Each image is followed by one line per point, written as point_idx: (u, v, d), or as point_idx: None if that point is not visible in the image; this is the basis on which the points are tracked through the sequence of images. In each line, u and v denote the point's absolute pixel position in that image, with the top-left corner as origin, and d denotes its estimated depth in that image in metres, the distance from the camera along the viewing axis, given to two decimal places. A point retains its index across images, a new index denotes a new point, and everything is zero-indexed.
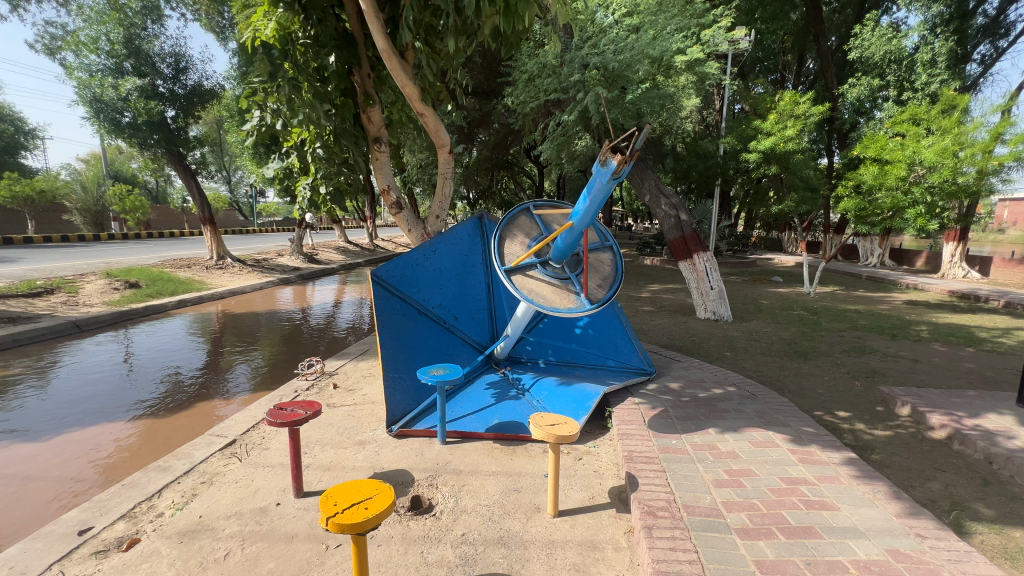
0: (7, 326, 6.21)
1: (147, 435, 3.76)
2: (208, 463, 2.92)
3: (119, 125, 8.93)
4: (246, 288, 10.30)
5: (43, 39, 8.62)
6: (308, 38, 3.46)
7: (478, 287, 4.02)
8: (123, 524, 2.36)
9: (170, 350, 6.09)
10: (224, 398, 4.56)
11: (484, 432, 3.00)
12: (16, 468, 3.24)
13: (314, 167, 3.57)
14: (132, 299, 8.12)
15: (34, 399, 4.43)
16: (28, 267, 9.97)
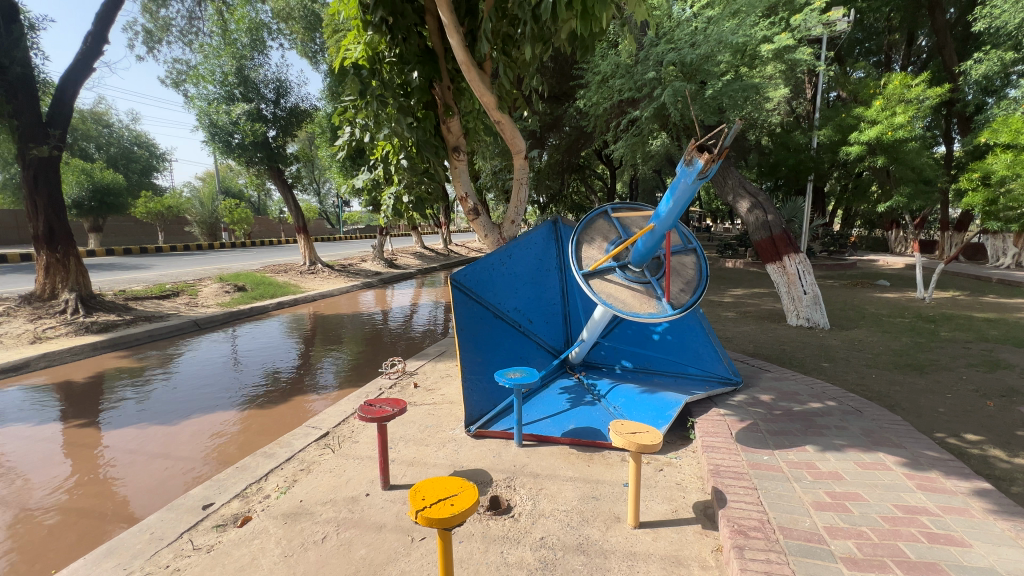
0: (142, 323, 7.18)
1: (250, 425, 4.17)
2: (306, 451, 3.18)
3: (230, 146, 10.04)
4: (334, 292, 11.13)
5: (172, 75, 9.94)
6: (394, 57, 3.66)
7: (553, 291, 4.02)
8: (237, 502, 2.64)
9: (268, 348, 6.69)
10: (314, 393, 4.95)
11: (560, 437, 2.99)
12: (149, 449, 3.72)
13: (397, 177, 3.75)
14: (240, 301, 9.08)
15: (161, 389, 5.06)
16: (158, 273, 11.49)
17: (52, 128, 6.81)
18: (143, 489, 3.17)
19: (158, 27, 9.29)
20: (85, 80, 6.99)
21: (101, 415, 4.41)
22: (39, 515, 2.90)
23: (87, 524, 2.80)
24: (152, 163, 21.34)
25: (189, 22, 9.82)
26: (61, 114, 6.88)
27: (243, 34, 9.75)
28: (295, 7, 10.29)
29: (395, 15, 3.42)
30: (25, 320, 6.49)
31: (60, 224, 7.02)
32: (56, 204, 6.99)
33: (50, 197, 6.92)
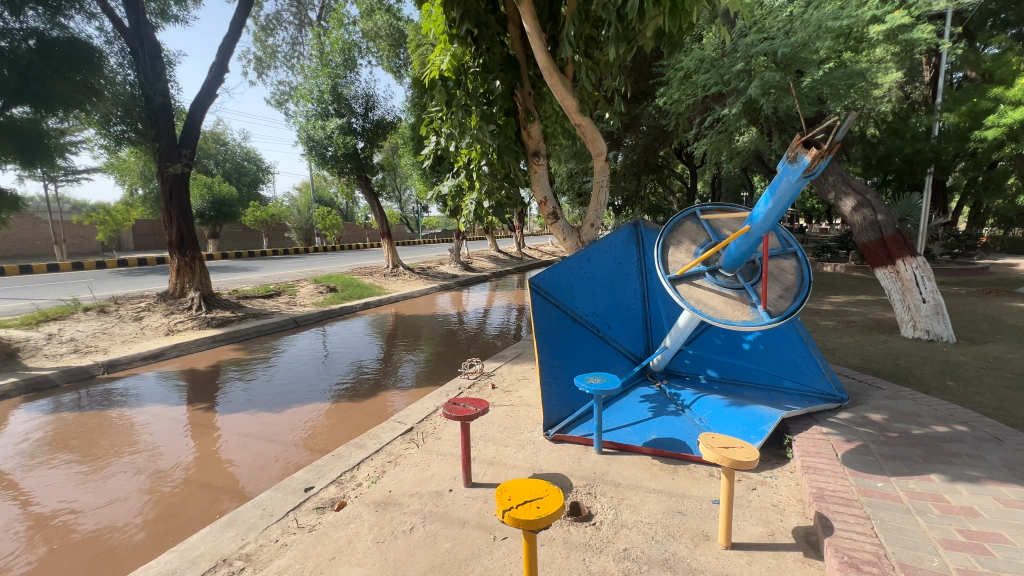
0: (251, 320, 8.01)
1: (341, 417, 4.49)
2: (393, 445, 3.36)
3: (325, 158, 10.92)
4: (414, 293, 11.68)
5: (277, 95, 11.03)
6: (478, 67, 3.77)
7: (633, 296, 3.92)
8: (334, 487, 2.85)
9: (354, 346, 7.15)
10: (396, 390, 5.21)
11: (642, 446, 2.90)
12: (256, 433, 4.14)
13: (479, 184, 3.85)
14: (332, 301, 9.82)
15: (265, 379, 5.60)
16: (263, 274, 12.77)
17: (184, 149, 7.84)
18: (255, 469, 3.53)
19: (267, 54, 10.37)
20: (210, 106, 7.97)
21: (217, 401, 4.97)
22: (173, 485, 3.33)
23: (211, 498, 3.16)
24: (259, 176, 23.79)
25: (292, 48, 10.88)
26: (192, 136, 7.90)
27: (337, 55, 10.59)
28: (383, 26, 10.98)
29: (479, 27, 3.51)
30: (161, 315, 7.51)
31: (189, 232, 8.03)
32: (186, 214, 8.00)
33: (182, 209, 7.94)
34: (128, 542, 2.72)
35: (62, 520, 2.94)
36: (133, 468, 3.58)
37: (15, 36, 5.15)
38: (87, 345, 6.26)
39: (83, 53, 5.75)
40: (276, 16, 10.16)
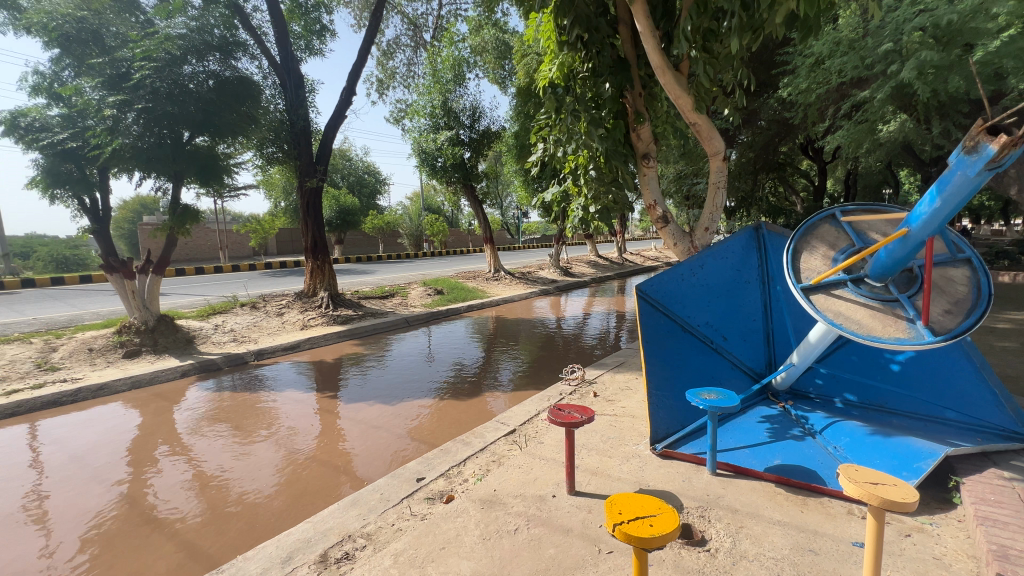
0: (369, 318, 8.80)
1: (445, 414, 4.72)
2: (496, 445, 3.46)
3: (435, 169, 11.65)
4: (515, 297, 11.94)
5: (395, 113, 12.04)
6: (587, 72, 3.76)
7: (752, 305, 3.60)
8: (443, 480, 3.01)
9: (456, 346, 7.50)
10: (496, 391, 5.36)
11: (763, 472, 2.64)
12: (373, 423, 4.52)
13: (586, 188, 3.82)
14: (439, 303, 10.43)
15: (377, 373, 6.10)
16: (380, 277, 13.97)
17: (319, 165, 8.89)
18: (370, 456, 3.85)
19: (387, 76, 11.41)
20: (340, 126, 8.95)
21: (339, 390, 5.52)
22: (305, 463, 3.76)
23: (335, 478, 3.52)
24: (377, 187, 26.12)
25: (408, 69, 11.82)
26: (326, 154, 8.93)
27: (448, 72, 11.26)
28: (489, 40, 11.45)
29: (589, 31, 3.50)
30: (298, 311, 8.57)
31: (322, 238, 9.05)
32: (320, 223, 9.03)
33: (316, 218, 8.99)
34: (271, 509, 3.12)
35: (222, 482, 3.48)
36: (274, 444, 4.12)
37: (200, 77, 6.29)
38: (243, 335, 7.36)
39: (246, 88, 6.85)
40: (395, 40, 11.12)
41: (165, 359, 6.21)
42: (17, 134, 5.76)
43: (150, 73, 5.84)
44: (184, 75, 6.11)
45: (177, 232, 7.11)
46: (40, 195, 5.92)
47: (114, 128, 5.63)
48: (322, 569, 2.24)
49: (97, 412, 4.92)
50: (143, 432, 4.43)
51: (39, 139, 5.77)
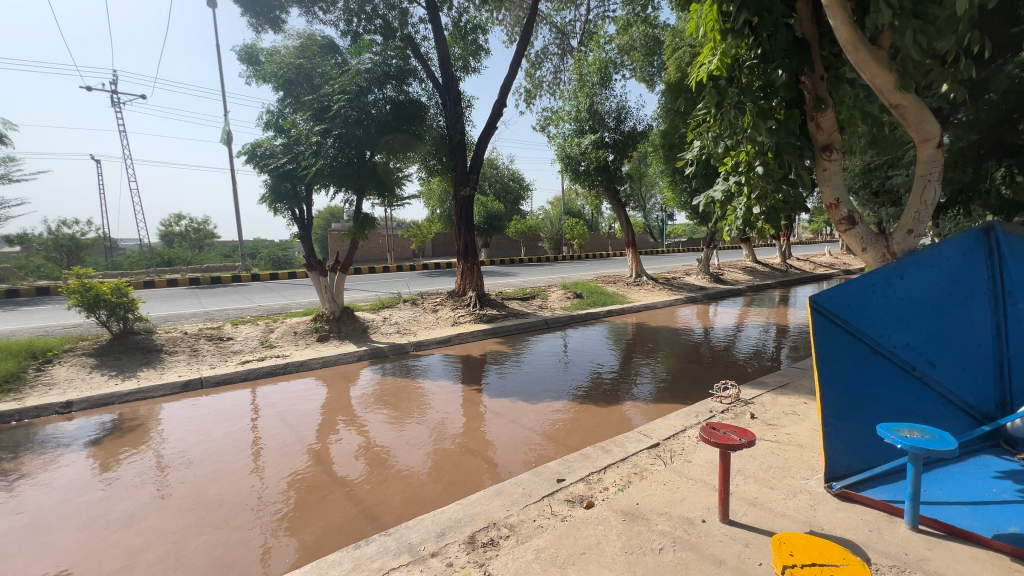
0: (512, 318, 9.22)
1: (582, 417, 4.72)
2: (638, 457, 3.34)
3: (578, 172, 11.71)
4: (657, 304, 11.38)
5: (541, 121, 12.44)
6: (755, 59, 3.41)
7: (971, 326, 2.89)
8: (583, 485, 3.01)
9: (594, 351, 7.44)
10: (636, 400, 5.17)
11: (993, 540, 2.07)
12: (514, 418, 4.72)
13: (749, 187, 3.48)
14: (578, 306, 10.44)
15: (518, 371, 6.37)
16: (522, 279, 14.55)
17: (472, 174, 9.60)
18: (510, 449, 4.03)
19: (535, 86, 11.85)
20: (492, 136, 9.56)
21: (484, 384, 5.89)
22: (452, 447, 4.09)
23: (479, 466, 3.76)
24: (521, 193, 27.23)
25: (555, 76, 12.12)
26: (478, 163, 9.62)
27: (594, 74, 11.22)
28: (638, 38, 11.12)
29: (760, 13, 3.13)
30: (450, 309, 9.38)
31: (472, 242, 9.75)
32: (471, 228, 9.74)
33: (468, 224, 9.72)
34: (425, 486, 3.46)
35: (385, 455, 3.98)
36: (428, 427, 4.57)
37: (380, 103, 7.29)
38: (405, 327, 8.33)
39: (414, 108, 7.72)
40: (543, 50, 11.48)
41: (346, 345, 7.33)
42: (254, 161, 7.37)
43: (344, 103, 6.97)
44: (368, 103, 7.16)
45: (359, 237, 8.30)
46: (267, 208, 7.49)
47: (318, 152, 6.86)
48: (470, 550, 2.42)
49: (300, 384, 6.04)
50: (329, 404, 5.30)
51: (268, 164, 7.31)
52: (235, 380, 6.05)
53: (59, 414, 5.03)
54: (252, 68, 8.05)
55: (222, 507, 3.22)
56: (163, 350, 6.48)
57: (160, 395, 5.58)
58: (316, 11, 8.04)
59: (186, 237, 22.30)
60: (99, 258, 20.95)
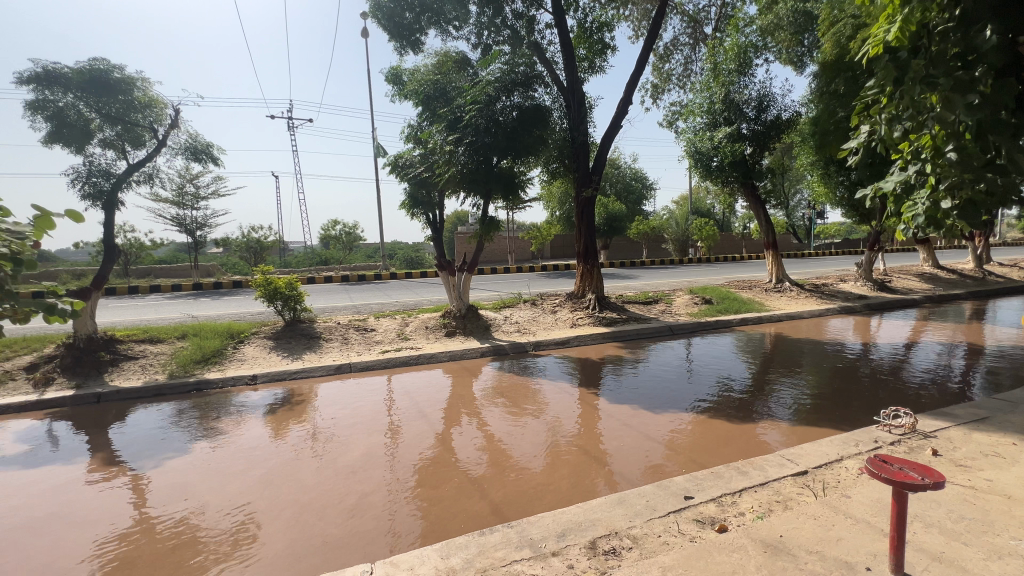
0: (633, 322, 8.91)
1: (710, 431, 4.37)
2: (781, 483, 2.99)
3: (710, 169, 10.86)
4: (802, 314, 10.07)
5: (668, 116, 11.84)
6: (951, 23, 2.85)
7: None
8: (714, 506, 2.78)
9: (722, 361, 6.85)
10: (774, 419, 4.64)
11: None
12: (634, 425, 4.56)
13: (935, 176, 2.90)
14: (707, 313, 9.69)
15: (637, 377, 6.14)
16: (643, 283, 13.98)
17: (595, 175, 9.48)
18: (629, 456, 3.90)
19: (663, 80, 11.32)
20: (616, 136, 9.35)
21: (601, 387, 5.79)
22: (568, 447, 4.09)
23: (596, 470, 3.69)
24: (643, 193, 26.19)
25: (685, 68, 11.43)
26: (601, 164, 9.48)
27: (731, 61, 10.31)
28: (785, 16, 9.96)
29: None
30: (568, 310, 9.39)
31: (592, 244, 9.64)
32: (592, 230, 9.63)
33: (589, 226, 9.64)
34: (541, 483, 3.50)
35: (503, 449, 4.11)
36: (544, 425, 4.62)
37: (507, 110, 7.59)
38: (525, 327, 8.54)
39: (540, 113, 7.90)
40: (673, 42, 10.90)
41: (471, 341, 7.76)
42: (397, 171, 8.18)
43: (475, 113, 7.38)
44: (496, 111, 7.51)
45: (485, 239, 8.77)
46: (406, 213, 8.26)
47: (450, 160, 7.35)
48: (591, 555, 2.39)
49: (429, 375, 6.54)
50: (454, 395, 5.66)
51: (408, 173, 8.06)
52: (376, 367, 6.79)
53: (247, 385, 6.13)
54: (397, 88, 8.97)
55: (362, 479, 3.61)
56: (321, 336, 7.52)
57: (318, 375, 6.49)
58: (450, 29, 8.67)
59: (339, 240, 25.59)
60: (276, 258, 25.03)
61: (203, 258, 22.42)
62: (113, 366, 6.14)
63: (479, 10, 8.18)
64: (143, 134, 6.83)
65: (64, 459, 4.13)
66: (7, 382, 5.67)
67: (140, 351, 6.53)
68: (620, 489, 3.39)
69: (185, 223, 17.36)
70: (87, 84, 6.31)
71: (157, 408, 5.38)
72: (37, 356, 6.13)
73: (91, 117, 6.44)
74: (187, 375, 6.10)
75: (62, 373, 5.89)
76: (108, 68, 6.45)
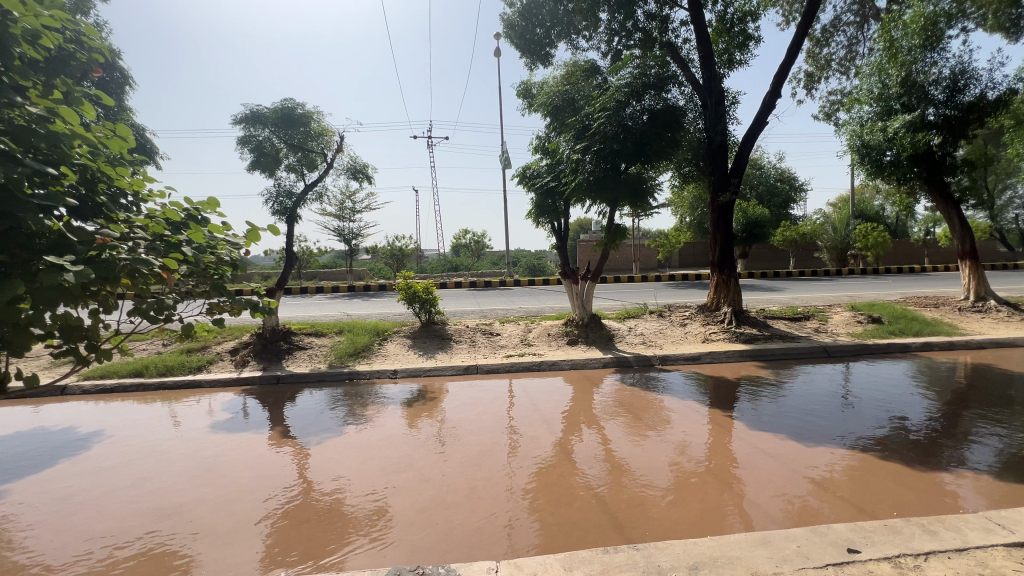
0: (778, 341, 7.95)
1: (878, 474, 3.68)
2: (988, 554, 2.40)
3: (881, 165, 9.37)
4: (1015, 340, 8.01)
5: (825, 107, 10.46)
6: None
7: None
8: (889, 566, 2.34)
9: (894, 391, 5.77)
10: (970, 468, 3.76)
11: None
12: (777, 454, 4.05)
13: None
14: (875, 333, 8.24)
15: (781, 401, 5.47)
16: (790, 296, 12.42)
17: (734, 178, 8.69)
18: (772, 489, 3.48)
19: (819, 66, 9.98)
20: (760, 133, 8.48)
21: (736, 409, 5.27)
22: (695, 471, 3.77)
23: (726, 499, 3.34)
24: (791, 195, 23.30)
25: (849, 51, 9.94)
26: (742, 165, 8.66)
27: (914, 36, 8.64)
28: None
29: None
30: (700, 324, 8.72)
31: (728, 252, 8.85)
32: (729, 238, 8.84)
33: (726, 233, 8.87)
34: (665, 507, 3.28)
35: (623, 464, 3.95)
36: (668, 443, 4.35)
37: (637, 114, 7.40)
38: (651, 339, 8.15)
39: (672, 116, 7.59)
40: (834, 22, 9.55)
41: (593, 351, 7.64)
42: (525, 182, 8.42)
43: (603, 120, 7.28)
44: (626, 116, 7.33)
45: (610, 248, 8.54)
46: (532, 222, 8.45)
47: (577, 169, 7.36)
48: None
49: (551, 382, 6.59)
50: (574, 404, 5.62)
51: (535, 184, 8.25)
52: (500, 370, 7.05)
53: (388, 378, 6.83)
54: (527, 102, 9.28)
55: (482, 478, 3.76)
56: (452, 338, 8.06)
57: (448, 374, 6.97)
58: (580, 40, 8.73)
59: (469, 248, 27.30)
60: (415, 265, 27.56)
61: (357, 264, 25.66)
62: (289, 354, 7.33)
63: (610, 17, 8.09)
64: (316, 159, 8.07)
65: (253, 428, 5.03)
66: (217, 361, 7.11)
67: (308, 343, 7.69)
68: (757, 526, 3.02)
69: (344, 233, 20.07)
70: (279, 120, 7.69)
71: (319, 393, 6.27)
72: (237, 342, 7.58)
73: (280, 147, 7.80)
74: (343, 366, 7.00)
75: (254, 357, 7.19)
76: (295, 105, 7.78)
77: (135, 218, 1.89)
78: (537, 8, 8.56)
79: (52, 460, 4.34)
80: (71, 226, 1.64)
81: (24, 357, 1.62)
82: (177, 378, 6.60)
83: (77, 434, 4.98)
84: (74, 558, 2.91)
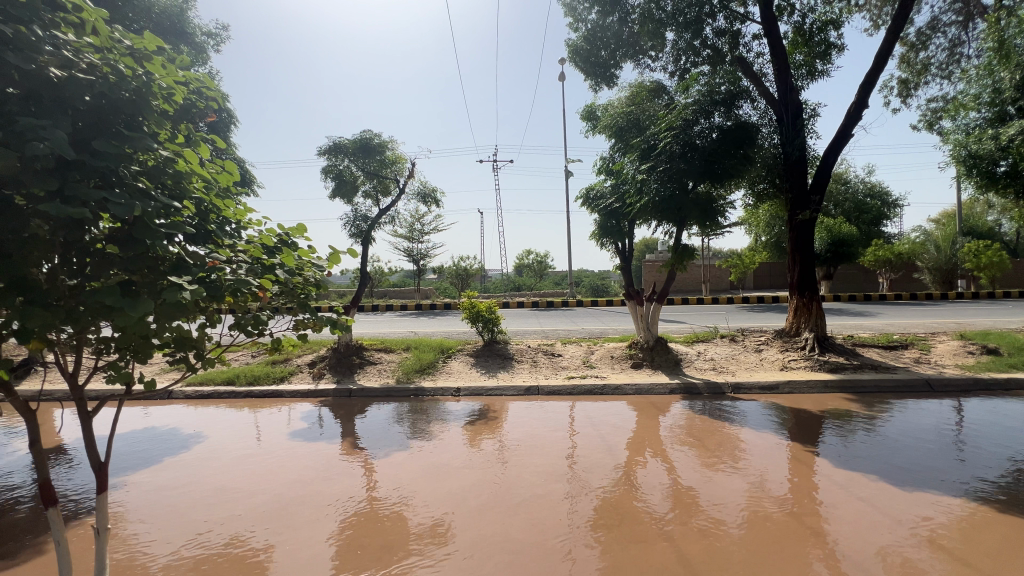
0: (870, 371, 7.22)
1: (994, 527, 3.23)
2: None
3: (994, 177, 8.50)
4: None
5: (925, 116, 9.61)
6: None
7: None
8: None
9: (1014, 434, 5.03)
10: None
11: None
12: (870, 497, 3.67)
13: None
14: (990, 365, 7.26)
15: (870, 438, 4.96)
16: (885, 322, 11.29)
17: (815, 195, 8.14)
18: (862, 534, 3.16)
19: (916, 72, 9.21)
20: (844, 147, 7.92)
21: (819, 444, 4.84)
22: (774, 509, 3.48)
23: (808, 543, 3.06)
24: (883, 210, 21.34)
25: (951, 53, 9.08)
26: (823, 181, 8.12)
27: None
28: None
29: None
30: (777, 350, 8.13)
31: (809, 274, 8.24)
32: (810, 258, 8.25)
33: (806, 253, 8.29)
34: (736, 544, 3.08)
35: (690, 495, 3.76)
36: (740, 476, 4.09)
37: (706, 132, 7.20)
38: (722, 365, 7.73)
39: (744, 132, 7.34)
40: (932, 24, 8.80)
41: (659, 375, 7.36)
42: (588, 204, 8.43)
43: (670, 139, 7.13)
44: (694, 134, 7.15)
45: (677, 269, 8.24)
46: (595, 243, 8.40)
47: (642, 189, 7.23)
48: None
49: (613, 406, 6.44)
50: (638, 429, 5.45)
51: (599, 205, 8.23)
52: (562, 392, 6.98)
53: (452, 396, 6.99)
54: (591, 124, 9.36)
55: (542, 501, 3.72)
56: (513, 358, 8.12)
57: (509, 394, 7.01)
58: (646, 60, 8.70)
59: (531, 268, 27.59)
60: (478, 284, 28.09)
61: (424, 283, 26.76)
62: (361, 368, 7.75)
63: (677, 36, 7.98)
64: (390, 185, 8.63)
65: (326, 438, 5.34)
66: (297, 373, 7.67)
67: (378, 359, 8.08)
68: None
69: (413, 253, 20.99)
70: (357, 150, 8.30)
71: (387, 407, 6.53)
72: (316, 355, 8.14)
73: (358, 175, 8.41)
74: (409, 382, 7.27)
75: (330, 370, 7.67)
76: (372, 136, 8.38)
77: (237, 243, 2.13)
78: (602, 32, 8.67)
79: (158, 457, 4.86)
80: (188, 251, 1.87)
81: (146, 363, 1.87)
82: (263, 387, 7.19)
83: (179, 435, 5.56)
84: (174, 547, 3.23)
